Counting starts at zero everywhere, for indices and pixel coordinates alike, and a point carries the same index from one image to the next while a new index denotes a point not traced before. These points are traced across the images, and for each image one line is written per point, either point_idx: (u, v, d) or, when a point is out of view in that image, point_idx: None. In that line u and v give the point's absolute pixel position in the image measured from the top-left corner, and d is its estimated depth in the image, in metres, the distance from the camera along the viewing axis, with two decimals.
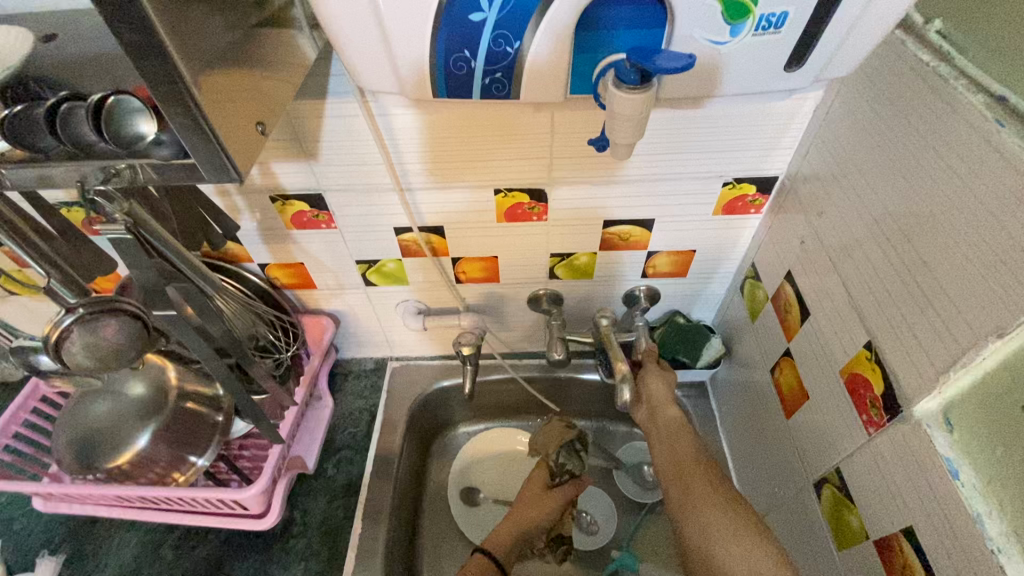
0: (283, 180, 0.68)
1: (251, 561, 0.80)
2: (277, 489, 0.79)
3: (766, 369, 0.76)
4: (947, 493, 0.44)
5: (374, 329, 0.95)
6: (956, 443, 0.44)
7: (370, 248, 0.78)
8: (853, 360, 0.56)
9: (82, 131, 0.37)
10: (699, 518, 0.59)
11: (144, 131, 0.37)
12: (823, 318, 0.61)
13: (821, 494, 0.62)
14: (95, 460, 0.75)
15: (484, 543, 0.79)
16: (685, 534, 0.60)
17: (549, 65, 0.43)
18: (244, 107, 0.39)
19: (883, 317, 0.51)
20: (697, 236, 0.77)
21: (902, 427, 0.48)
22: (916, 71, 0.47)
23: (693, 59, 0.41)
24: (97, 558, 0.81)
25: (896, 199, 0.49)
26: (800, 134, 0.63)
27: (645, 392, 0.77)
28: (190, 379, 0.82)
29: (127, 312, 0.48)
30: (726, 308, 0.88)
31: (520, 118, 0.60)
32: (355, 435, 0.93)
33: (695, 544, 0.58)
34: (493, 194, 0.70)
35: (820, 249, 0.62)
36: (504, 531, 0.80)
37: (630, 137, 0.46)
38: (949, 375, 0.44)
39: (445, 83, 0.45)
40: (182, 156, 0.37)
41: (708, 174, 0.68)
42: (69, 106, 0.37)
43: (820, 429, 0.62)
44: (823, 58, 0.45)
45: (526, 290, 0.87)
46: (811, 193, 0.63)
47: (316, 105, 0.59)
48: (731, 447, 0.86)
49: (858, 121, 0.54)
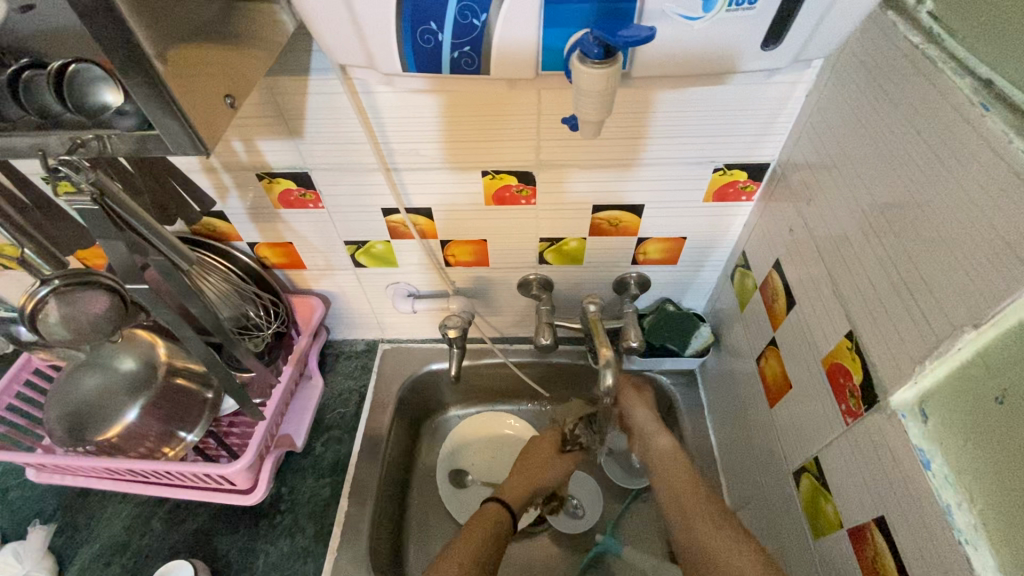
0: (269, 158, 0.67)
1: (238, 535, 0.81)
2: (264, 465, 0.80)
3: (752, 358, 0.75)
4: (920, 483, 0.43)
5: (364, 310, 0.95)
6: (929, 433, 0.44)
7: (358, 229, 0.78)
8: (835, 350, 0.55)
9: (44, 98, 0.38)
10: (698, 542, 0.68)
11: (108, 100, 0.37)
12: (808, 307, 0.61)
13: (800, 483, 0.62)
14: (86, 433, 0.76)
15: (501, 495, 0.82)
16: (686, 554, 0.69)
17: (518, 40, 0.43)
18: (212, 77, 0.39)
19: (865, 306, 0.51)
20: (687, 223, 0.77)
21: (880, 417, 0.48)
22: (906, 54, 0.45)
23: (654, 32, 0.41)
24: (89, 528, 0.82)
25: (882, 186, 0.48)
26: (792, 120, 0.62)
27: (633, 422, 0.84)
28: (180, 356, 0.83)
29: (105, 286, 0.49)
30: (717, 296, 0.88)
31: (506, 98, 0.59)
32: (344, 415, 0.93)
33: (696, 561, 0.67)
34: (480, 175, 0.69)
35: (807, 237, 0.61)
36: (520, 487, 0.83)
37: (596, 115, 0.44)
38: (925, 365, 0.43)
39: (413, 57, 0.44)
40: (145, 127, 0.36)
41: (699, 160, 0.67)
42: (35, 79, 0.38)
43: (802, 418, 0.62)
44: (802, 37, 0.44)
45: (516, 274, 0.86)
46: (801, 179, 0.62)
47: (299, 82, 0.59)
48: (718, 435, 0.86)
49: (847, 106, 0.53)
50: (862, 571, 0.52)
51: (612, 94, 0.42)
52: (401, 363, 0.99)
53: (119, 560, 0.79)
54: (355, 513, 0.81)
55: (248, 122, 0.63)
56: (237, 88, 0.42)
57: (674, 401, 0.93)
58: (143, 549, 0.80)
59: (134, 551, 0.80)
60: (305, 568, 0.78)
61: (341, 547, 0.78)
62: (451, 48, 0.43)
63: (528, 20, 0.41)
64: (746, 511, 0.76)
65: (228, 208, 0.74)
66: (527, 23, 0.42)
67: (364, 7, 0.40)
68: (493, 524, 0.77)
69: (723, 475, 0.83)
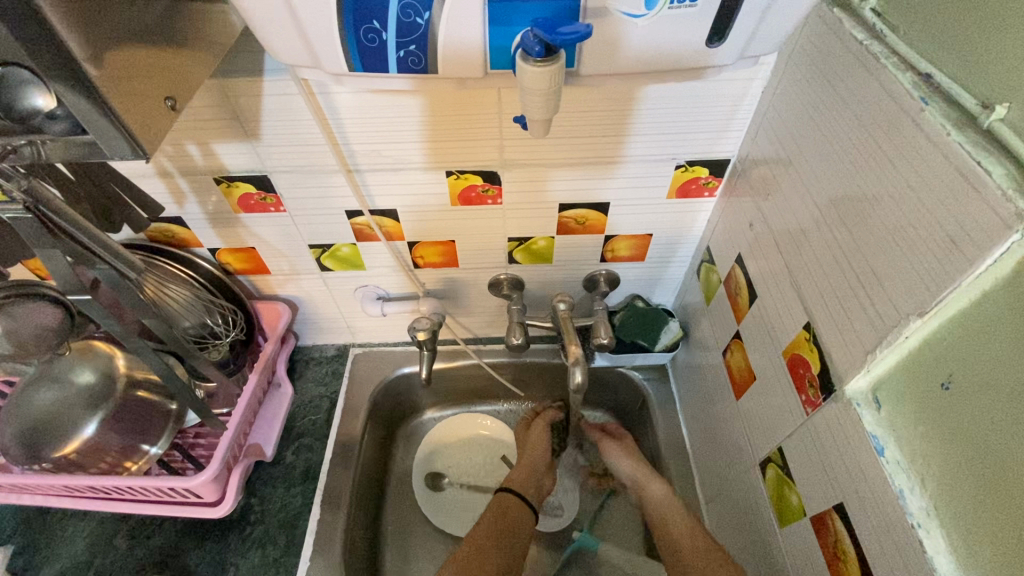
0: (226, 161, 0.66)
1: (207, 549, 0.79)
2: (232, 477, 0.78)
3: (720, 352, 0.76)
4: (874, 470, 0.44)
5: (333, 315, 0.93)
6: (882, 420, 0.45)
7: (322, 231, 0.76)
8: (795, 341, 0.56)
9: None
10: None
11: (38, 106, 0.34)
12: (769, 301, 0.62)
13: (766, 473, 0.64)
14: (41, 448, 0.73)
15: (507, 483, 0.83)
16: None
17: (465, 40, 0.42)
18: (150, 79, 0.37)
19: (821, 298, 0.52)
20: (653, 220, 0.77)
21: (837, 407, 0.49)
22: (850, 49, 0.47)
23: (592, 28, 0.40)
24: (50, 549, 0.79)
25: (833, 180, 0.49)
26: (750, 117, 0.63)
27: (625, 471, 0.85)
28: (141, 368, 0.81)
29: (48, 297, 0.48)
30: (685, 291, 0.89)
31: (465, 96, 0.59)
32: (315, 422, 0.92)
33: None
34: (444, 176, 0.69)
35: (766, 232, 0.62)
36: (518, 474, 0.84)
37: (544, 113, 0.44)
38: (875, 354, 0.44)
39: (356, 55, 0.43)
40: (80, 132, 0.35)
41: (661, 157, 0.68)
42: None
43: (765, 409, 0.63)
44: (743, 36, 0.44)
45: (486, 274, 0.86)
46: (759, 175, 0.63)
47: (252, 83, 0.57)
48: (689, 428, 0.87)
49: (800, 101, 0.54)
50: (824, 557, 0.53)
51: (558, 93, 0.43)
52: (373, 367, 0.98)
53: None
54: (327, 522, 0.80)
55: (201, 125, 0.61)
56: (180, 90, 0.41)
57: (645, 396, 0.94)
58: (106, 567, 0.77)
59: (97, 569, 0.77)
60: None
61: (314, 556, 0.77)
62: (397, 47, 0.43)
63: (472, 17, 0.41)
64: (718, 502, 0.77)
65: (186, 214, 0.73)
66: (472, 22, 0.41)
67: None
68: (507, 515, 0.77)
69: (695, 467, 0.84)
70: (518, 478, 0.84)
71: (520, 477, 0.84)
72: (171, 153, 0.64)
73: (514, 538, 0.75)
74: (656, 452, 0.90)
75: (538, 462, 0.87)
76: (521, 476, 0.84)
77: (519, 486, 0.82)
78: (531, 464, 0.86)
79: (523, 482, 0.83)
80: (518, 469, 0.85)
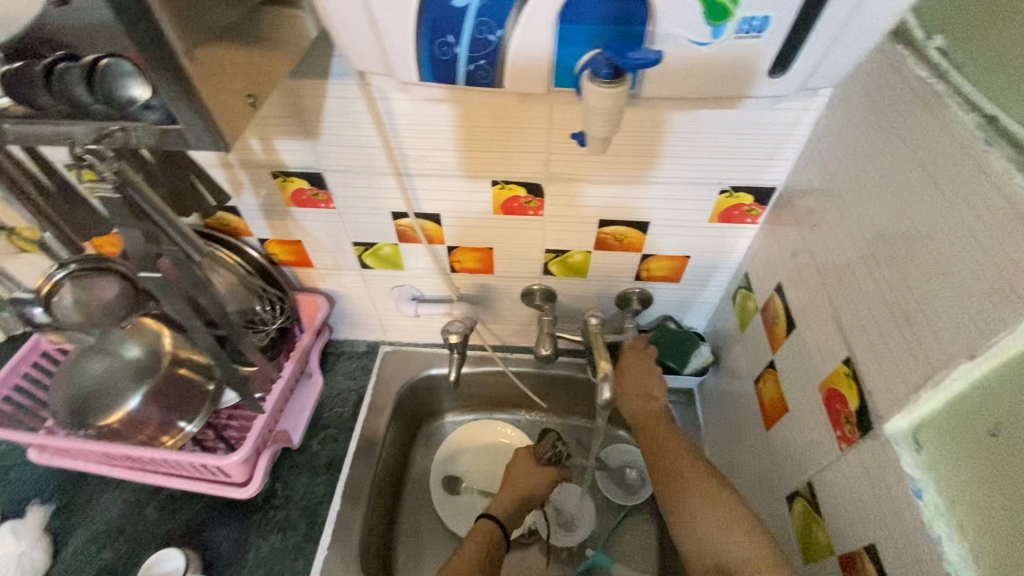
0: (285, 157, 0.69)
1: (231, 529, 0.81)
2: (260, 461, 0.80)
3: (751, 380, 0.75)
4: (910, 513, 0.43)
5: (368, 311, 0.96)
6: (922, 462, 0.44)
7: (367, 230, 0.79)
8: (832, 375, 0.56)
9: (74, 91, 0.36)
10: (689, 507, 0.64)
11: (137, 95, 0.36)
12: (808, 332, 0.61)
13: (792, 508, 0.62)
14: (87, 417, 0.77)
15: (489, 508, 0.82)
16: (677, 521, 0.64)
17: (533, 58, 0.43)
18: (237, 80, 0.40)
19: (864, 333, 0.51)
20: (692, 242, 0.77)
21: (875, 445, 0.48)
22: (912, 88, 0.46)
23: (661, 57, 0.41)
24: (85, 513, 0.83)
25: (884, 215, 0.49)
26: (801, 145, 0.63)
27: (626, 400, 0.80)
28: (185, 348, 0.84)
29: (117, 273, 0.50)
30: (719, 316, 0.88)
31: (518, 109, 0.61)
32: (342, 414, 0.94)
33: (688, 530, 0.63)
34: (489, 185, 0.71)
35: (810, 263, 0.61)
36: (504, 500, 0.82)
37: (607, 132, 0.45)
38: (919, 395, 0.44)
39: (428, 68, 0.45)
40: (170, 123, 0.37)
41: (706, 180, 0.68)
42: (64, 65, 0.36)
43: (797, 442, 0.62)
44: (805, 66, 0.44)
45: (519, 284, 0.87)
46: (806, 206, 0.63)
47: (318, 85, 0.60)
48: (714, 455, 0.86)
49: (854, 134, 0.54)
50: None
51: (619, 112, 0.44)
52: (401, 365, 0.99)
53: (112, 545, 0.80)
54: (347, 514, 0.82)
55: (266, 122, 0.64)
56: (259, 89, 0.43)
57: None
58: (136, 536, 0.80)
59: (127, 537, 0.80)
60: (294, 565, 0.78)
61: (331, 545, 0.79)
62: (467, 61, 0.44)
63: (542, 35, 0.42)
64: None
65: (242, 204, 0.76)
66: (542, 40, 0.42)
67: (386, 16, 0.41)
68: (485, 547, 0.76)
69: None
70: (503, 505, 0.82)
71: (506, 505, 0.82)
72: (235, 146, 0.68)
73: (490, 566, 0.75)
74: None
75: (528, 496, 0.83)
76: (508, 503, 0.82)
77: (503, 515, 0.81)
78: (520, 490, 0.83)
79: (506, 511, 0.81)
80: (506, 496, 0.82)
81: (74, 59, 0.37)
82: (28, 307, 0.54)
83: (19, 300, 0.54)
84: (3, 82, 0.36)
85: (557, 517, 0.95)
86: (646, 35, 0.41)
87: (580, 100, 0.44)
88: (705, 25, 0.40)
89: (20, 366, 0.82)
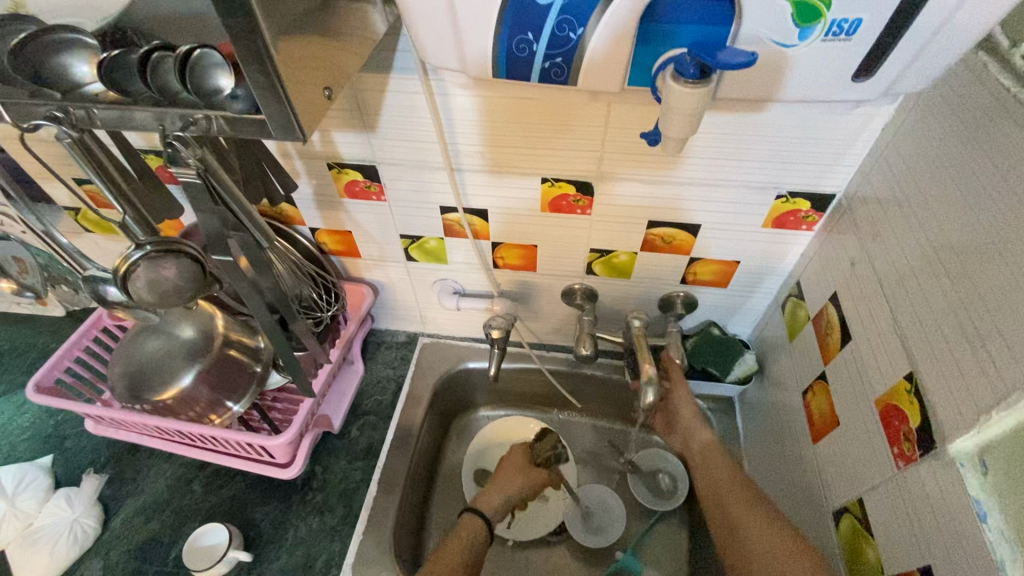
0: (342, 149, 0.70)
1: (272, 507, 0.84)
2: (302, 443, 0.83)
3: (799, 392, 0.74)
4: (977, 538, 0.42)
5: (409, 303, 0.98)
6: (988, 486, 0.42)
7: (414, 223, 0.80)
8: (891, 390, 0.54)
9: (165, 79, 0.39)
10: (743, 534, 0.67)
11: (221, 85, 0.38)
12: (866, 345, 0.59)
13: (840, 524, 0.61)
14: (143, 392, 0.79)
15: (475, 501, 0.84)
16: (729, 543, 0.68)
17: (609, 59, 0.43)
18: (316, 74, 0.41)
19: (930, 349, 0.49)
20: (743, 248, 0.76)
21: (938, 465, 0.46)
22: (996, 97, 0.45)
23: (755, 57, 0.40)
24: (135, 483, 0.86)
25: (958, 228, 0.47)
26: (865, 153, 0.61)
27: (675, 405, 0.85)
28: (235, 330, 0.85)
29: (188, 255, 0.50)
30: (764, 324, 0.86)
31: (575, 108, 0.61)
32: (380, 402, 0.96)
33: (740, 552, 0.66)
34: (540, 182, 0.71)
35: (871, 274, 0.60)
36: (491, 495, 0.85)
37: (684, 132, 0.44)
38: (989, 416, 0.42)
39: (503, 63, 0.44)
40: (253, 112, 0.38)
41: (763, 185, 0.66)
42: (160, 55, 0.39)
43: (848, 457, 0.61)
44: (893, 69, 0.42)
45: (561, 282, 0.87)
46: (869, 215, 0.61)
47: (379, 79, 0.61)
48: (753, 466, 0.84)
49: (926, 143, 0.52)
50: None
51: (700, 114, 0.43)
52: (438, 358, 1.01)
53: (160, 516, 0.82)
54: (384, 500, 0.83)
55: (326, 114, 0.66)
56: (333, 83, 0.44)
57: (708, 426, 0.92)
58: (181, 509, 0.83)
59: (174, 509, 0.83)
60: (331, 546, 0.80)
61: (368, 530, 0.80)
62: (543, 58, 0.43)
63: (624, 35, 0.41)
64: None
65: (297, 193, 0.78)
66: (622, 40, 0.42)
67: (465, 11, 0.41)
68: (470, 534, 0.78)
69: None
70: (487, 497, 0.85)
71: (489, 495, 0.85)
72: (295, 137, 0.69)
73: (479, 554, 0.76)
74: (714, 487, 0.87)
75: (511, 490, 0.87)
76: (491, 494, 0.86)
77: (487, 505, 0.84)
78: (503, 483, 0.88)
79: (491, 502, 0.85)
80: (490, 487, 0.86)
81: (170, 51, 0.40)
82: (102, 285, 0.56)
83: (94, 278, 0.55)
84: (102, 71, 0.39)
85: (587, 518, 0.95)
86: (730, 34, 0.41)
87: (660, 100, 0.43)
88: (793, 26, 0.39)
89: (83, 340, 0.85)
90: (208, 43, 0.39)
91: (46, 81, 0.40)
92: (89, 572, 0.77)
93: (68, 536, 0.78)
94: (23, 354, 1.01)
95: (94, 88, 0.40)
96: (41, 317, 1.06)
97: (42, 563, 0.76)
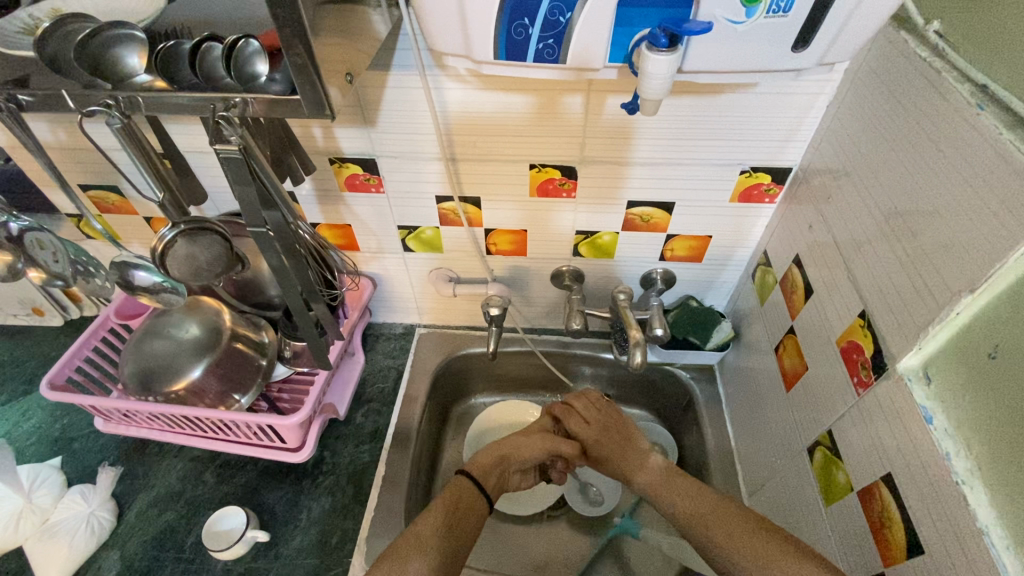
0: (343, 144, 0.76)
1: (284, 491, 0.87)
2: (312, 427, 0.86)
3: (771, 350, 0.81)
4: (923, 438, 0.49)
5: (406, 294, 1.03)
6: (932, 393, 0.50)
7: (412, 214, 0.86)
8: (849, 329, 0.62)
9: (211, 65, 0.45)
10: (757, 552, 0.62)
11: (260, 72, 0.45)
12: (827, 297, 0.67)
13: (813, 458, 0.68)
14: (154, 385, 0.81)
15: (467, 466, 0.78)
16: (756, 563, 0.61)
17: (592, 38, 0.50)
18: (342, 62, 0.47)
19: (878, 288, 0.57)
20: (714, 222, 0.83)
21: (889, 383, 0.54)
22: (916, 66, 0.53)
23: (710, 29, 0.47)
24: (147, 478, 0.88)
25: (895, 182, 0.55)
26: (815, 127, 0.70)
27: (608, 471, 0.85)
28: (242, 324, 0.88)
29: (217, 234, 0.55)
30: (738, 295, 0.94)
31: (557, 98, 0.68)
32: (383, 389, 1.00)
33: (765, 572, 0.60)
34: (527, 169, 0.77)
35: (826, 235, 0.67)
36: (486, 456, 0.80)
37: (659, 96, 0.52)
38: (928, 331, 0.49)
39: (503, 46, 0.50)
40: (289, 93, 0.44)
41: (728, 162, 0.74)
42: (208, 46, 0.46)
43: (817, 398, 0.68)
44: (824, 45, 0.50)
45: (550, 266, 0.93)
46: (822, 183, 0.69)
47: (380, 77, 0.67)
48: (736, 427, 0.92)
49: (863, 113, 0.60)
50: (870, 528, 0.57)
51: (672, 78, 0.50)
52: (436, 346, 1.06)
53: (173, 507, 0.85)
54: (392, 475, 0.87)
55: None
56: (353, 73, 0.50)
57: (693, 394, 0.99)
58: (195, 498, 0.86)
59: (187, 500, 0.86)
60: (344, 524, 0.84)
61: (379, 505, 0.84)
62: (538, 40, 0.50)
63: (606, 20, 0.48)
64: (762, 492, 0.81)
65: (298, 189, 0.83)
66: (605, 25, 0.49)
67: (474, 2, 0.47)
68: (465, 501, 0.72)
69: (738, 463, 0.89)
70: (482, 463, 0.79)
71: (486, 465, 0.78)
72: (300, 135, 0.75)
73: (463, 530, 0.69)
74: (702, 451, 0.94)
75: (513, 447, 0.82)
76: (487, 461, 0.79)
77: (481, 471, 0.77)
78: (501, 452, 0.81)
79: (486, 468, 0.78)
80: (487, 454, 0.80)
81: (218, 42, 0.46)
82: (132, 269, 0.63)
83: (124, 263, 0.63)
84: (157, 58, 0.45)
85: (585, 490, 1.00)
86: (691, 12, 0.48)
87: (640, 71, 0.50)
88: (740, 6, 0.46)
89: (92, 340, 0.88)
90: (254, 33, 0.47)
91: (102, 72, 0.45)
92: (108, 563, 0.80)
93: (85, 529, 0.80)
94: (23, 363, 1.03)
95: (142, 78, 0.45)
96: (37, 329, 1.08)
97: (61, 556, 0.78)
